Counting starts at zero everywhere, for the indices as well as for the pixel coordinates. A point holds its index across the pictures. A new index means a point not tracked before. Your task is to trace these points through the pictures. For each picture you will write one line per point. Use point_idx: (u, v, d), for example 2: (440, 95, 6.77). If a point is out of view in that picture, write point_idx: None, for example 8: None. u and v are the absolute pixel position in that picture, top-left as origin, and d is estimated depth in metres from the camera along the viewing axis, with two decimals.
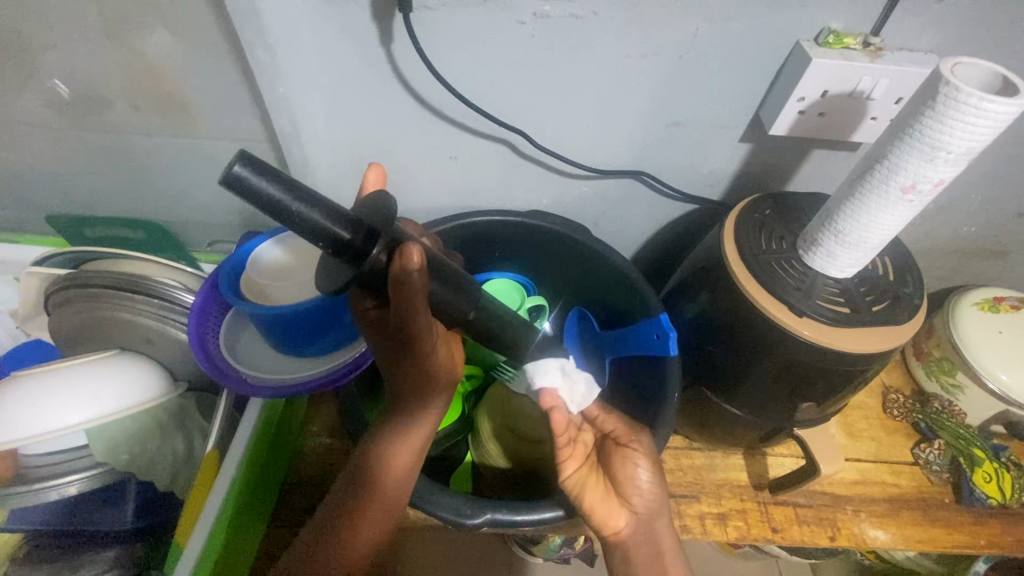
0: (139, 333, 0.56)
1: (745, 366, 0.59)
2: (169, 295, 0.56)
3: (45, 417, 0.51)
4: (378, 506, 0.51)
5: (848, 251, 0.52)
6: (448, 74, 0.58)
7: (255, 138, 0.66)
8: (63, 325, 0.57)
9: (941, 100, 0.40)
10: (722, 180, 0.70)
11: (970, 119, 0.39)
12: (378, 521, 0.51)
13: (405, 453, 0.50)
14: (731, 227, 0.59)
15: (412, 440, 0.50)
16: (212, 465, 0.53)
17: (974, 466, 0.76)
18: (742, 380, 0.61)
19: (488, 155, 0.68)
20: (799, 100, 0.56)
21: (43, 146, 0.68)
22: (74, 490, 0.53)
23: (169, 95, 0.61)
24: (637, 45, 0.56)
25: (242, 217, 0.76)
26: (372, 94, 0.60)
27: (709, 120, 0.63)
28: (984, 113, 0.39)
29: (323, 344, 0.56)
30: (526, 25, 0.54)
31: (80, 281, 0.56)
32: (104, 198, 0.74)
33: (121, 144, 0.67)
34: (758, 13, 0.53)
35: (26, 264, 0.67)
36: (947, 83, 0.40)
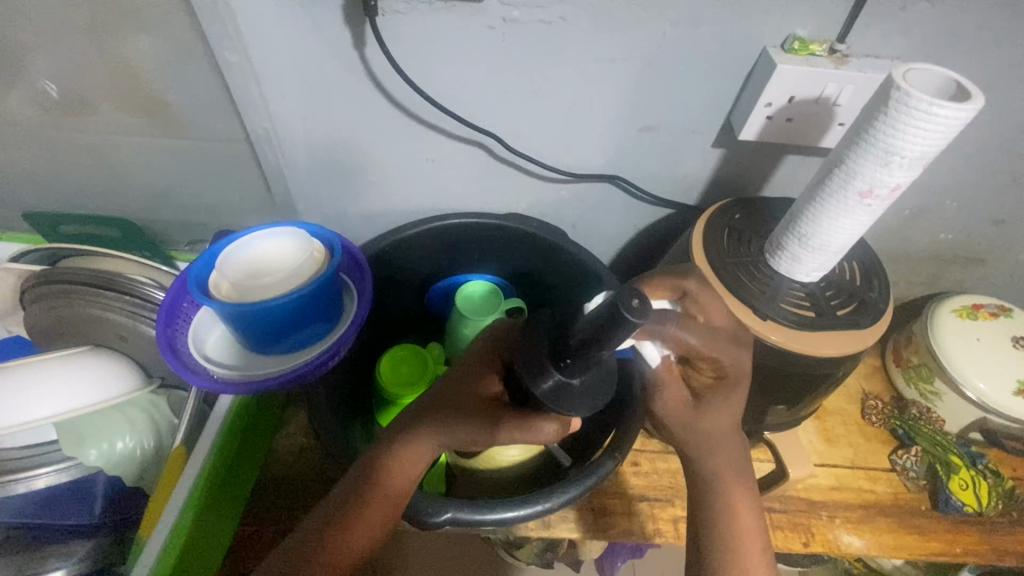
0: (111, 330, 0.57)
1: None
2: (141, 292, 0.57)
3: (13, 411, 0.51)
4: (367, 524, 0.48)
5: (812, 256, 0.52)
6: (420, 78, 0.59)
7: (235, 140, 0.66)
8: (37, 322, 0.57)
9: (893, 105, 0.40)
10: (698, 185, 0.70)
11: (921, 125, 0.40)
12: (365, 538, 0.48)
13: (402, 471, 0.48)
14: (700, 231, 0.60)
15: (413, 457, 0.48)
16: (177, 462, 0.54)
17: (950, 474, 0.75)
18: None
19: (465, 158, 0.69)
20: (766, 105, 0.57)
21: (27, 144, 0.69)
22: (42, 483, 0.53)
23: (151, 95, 0.62)
24: (607, 50, 0.57)
25: (225, 217, 0.77)
26: (347, 96, 0.61)
27: (681, 125, 0.63)
28: (936, 118, 0.39)
29: (294, 341, 0.57)
30: (496, 30, 0.55)
31: (54, 277, 0.56)
32: (89, 198, 0.75)
33: (105, 144, 0.68)
34: (725, 18, 0.53)
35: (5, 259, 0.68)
36: (897, 89, 0.40)
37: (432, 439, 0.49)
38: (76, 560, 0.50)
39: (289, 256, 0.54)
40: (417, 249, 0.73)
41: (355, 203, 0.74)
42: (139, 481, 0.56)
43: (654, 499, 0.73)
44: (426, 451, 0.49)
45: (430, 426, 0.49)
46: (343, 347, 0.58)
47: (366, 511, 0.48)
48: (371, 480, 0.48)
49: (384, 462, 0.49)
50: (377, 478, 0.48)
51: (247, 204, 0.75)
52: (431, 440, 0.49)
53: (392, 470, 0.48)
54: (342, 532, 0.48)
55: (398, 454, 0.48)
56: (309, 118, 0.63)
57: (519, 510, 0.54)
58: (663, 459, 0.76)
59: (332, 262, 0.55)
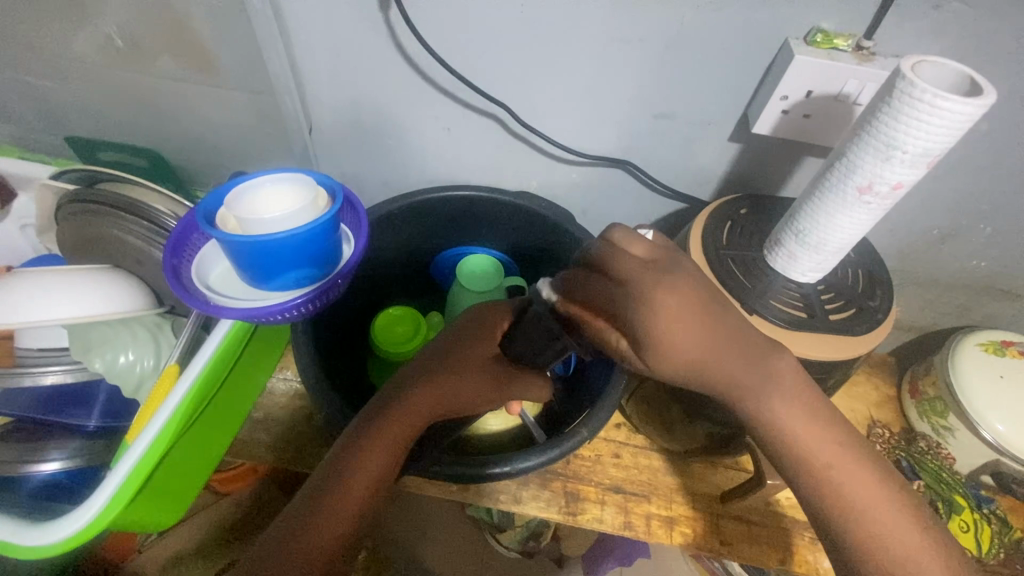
0: (130, 252, 0.61)
1: None
2: (159, 220, 0.61)
3: (33, 309, 0.56)
4: (337, 512, 0.47)
5: (809, 254, 0.51)
6: (439, 44, 0.60)
7: (263, 92, 0.70)
8: (69, 238, 0.63)
9: (897, 96, 0.39)
10: (712, 180, 0.69)
11: (924, 118, 0.38)
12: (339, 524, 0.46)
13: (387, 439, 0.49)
14: (701, 222, 0.58)
15: (381, 443, 0.49)
16: (170, 378, 0.57)
17: (952, 513, 0.71)
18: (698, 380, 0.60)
19: (481, 129, 0.70)
20: (782, 99, 0.55)
21: (80, 81, 0.74)
22: (51, 380, 0.58)
23: (188, 41, 0.66)
24: (625, 29, 0.56)
25: (252, 167, 0.81)
26: (370, 56, 0.63)
27: (697, 114, 0.62)
28: (939, 111, 0.37)
29: (289, 279, 0.59)
30: (515, 0, 0.55)
31: (85, 197, 0.61)
32: (132, 137, 0.80)
33: (147, 86, 0.72)
34: (747, 5, 0.52)
35: (33, 178, 0.69)
36: (904, 79, 0.39)
37: (403, 420, 0.50)
38: (68, 455, 0.55)
39: (291, 194, 0.56)
40: (426, 216, 0.75)
41: (374, 164, 0.76)
42: (134, 394, 0.60)
43: (630, 492, 0.72)
44: (395, 437, 0.50)
45: (397, 413, 0.51)
46: (336, 288, 0.61)
47: (338, 496, 0.47)
48: (345, 463, 0.48)
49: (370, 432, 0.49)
50: (365, 450, 0.48)
51: (271, 156, 0.78)
52: (416, 406, 0.51)
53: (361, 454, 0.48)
54: (330, 504, 0.47)
55: (368, 440, 0.49)
56: (333, 76, 0.66)
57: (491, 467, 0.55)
58: (647, 455, 0.75)
59: (333, 206, 0.57)
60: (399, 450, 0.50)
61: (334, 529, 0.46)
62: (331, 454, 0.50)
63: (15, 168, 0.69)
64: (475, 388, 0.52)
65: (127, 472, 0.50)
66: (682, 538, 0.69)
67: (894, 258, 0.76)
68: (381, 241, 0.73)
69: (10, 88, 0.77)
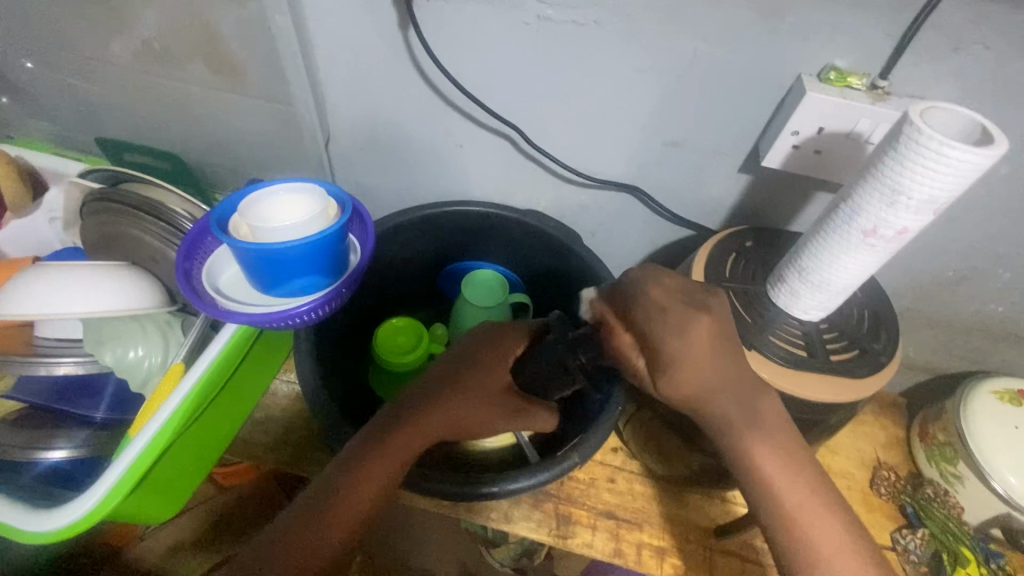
0: (147, 251, 0.63)
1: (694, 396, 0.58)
2: (176, 221, 0.63)
3: (52, 301, 0.58)
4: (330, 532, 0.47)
5: (812, 293, 0.50)
6: (455, 64, 0.62)
7: (285, 103, 0.72)
8: (91, 234, 0.65)
9: (904, 141, 0.38)
10: (721, 209, 0.69)
11: (931, 165, 0.38)
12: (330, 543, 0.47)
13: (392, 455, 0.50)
14: (705, 253, 0.58)
15: (379, 467, 0.49)
16: (176, 375, 0.59)
17: (957, 565, 0.68)
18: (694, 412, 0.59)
19: (493, 148, 0.71)
20: (793, 134, 0.55)
21: (114, 85, 0.77)
22: (65, 370, 0.60)
23: (217, 52, 0.68)
24: (638, 59, 0.57)
25: (271, 174, 0.83)
26: (388, 73, 0.65)
27: (708, 144, 0.62)
28: (946, 160, 0.37)
29: (296, 287, 0.61)
30: (531, 26, 0.56)
31: (108, 196, 0.64)
32: (159, 140, 0.83)
33: (176, 92, 0.75)
34: (761, 40, 0.52)
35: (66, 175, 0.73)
36: (912, 125, 0.38)
37: (408, 435, 0.51)
38: (75, 444, 0.57)
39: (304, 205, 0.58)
40: (435, 229, 0.76)
41: (389, 176, 0.78)
42: (143, 388, 0.62)
43: (623, 519, 0.71)
44: (392, 460, 0.50)
45: (399, 438, 0.51)
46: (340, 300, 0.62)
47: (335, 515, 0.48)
48: (343, 483, 0.49)
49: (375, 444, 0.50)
50: (367, 463, 0.49)
51: (290, 164, 0.80)
52: (428, 424, 0.53)
53: (361, 473, 0.49)
54: (331, 511, 0.48)
55: (368, 462, 0.49)
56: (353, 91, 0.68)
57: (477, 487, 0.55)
58: (642, 482, 0.74)
59: (341, 218, 0.59)
60: (403, 465, 0.50)
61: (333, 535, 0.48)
62: (328, 472, 0.50)
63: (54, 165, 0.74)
64: (502, 420, 0.56)
65: (128, 467, 0.52)
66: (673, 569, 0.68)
67: (908, 298, 0.74)
68: (390, 252, 0.74)
69: (51, 87, 0.81)
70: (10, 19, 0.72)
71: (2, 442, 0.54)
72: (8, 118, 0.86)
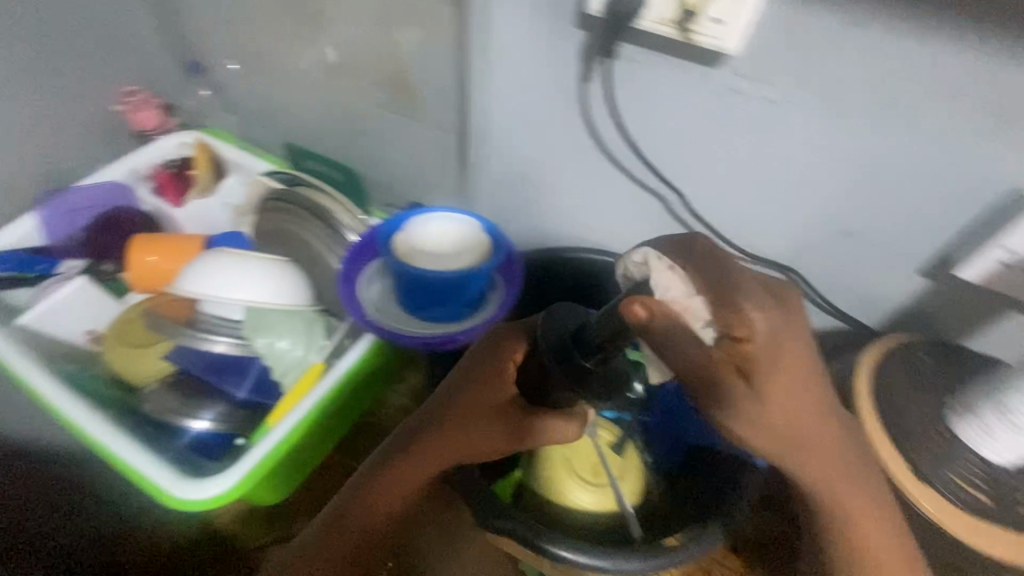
0: (310, 252, 0.68)
1: None
2: (340, 229, 0.68)
3: (222, 284, 0.64)
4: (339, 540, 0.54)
5: (1009, 432, 0.45)
6: (629, 121, 0.62)
7: (447, 133, 0.75)
8: (263, 227, 0.71)
9: None
10: (885, 308, 0.63)
11: None
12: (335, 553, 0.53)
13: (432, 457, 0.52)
14: (872, 358, 0.53)
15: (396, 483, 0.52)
16: (315, 373, 0.63)
17: None
18: None
19: (642, 206, 0.69)
20: (1003, 249, 0.50)
21: (298, 94, 0.85)
22: (217, 348, 0.65)
23: (398, 79, 0.73)
24: (832, 142, 0.54)
25: (414, 194, 0.87)
26: (557, 120, 0.66)
27: (889, 240, 0.58)
28: None
29: (434, 313, 0.63)
30: (720, 96, 0.55)
31: (286, 196, 0.69)
32: (322, 148, 0.90)
33: (351, 108, 0.81)
34: (985, 144, 0.48)
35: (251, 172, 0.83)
36: None
37: (442, 434, 0.51)
38: (217, 418, 0.62)
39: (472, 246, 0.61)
40: None
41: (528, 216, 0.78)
42: (283, 377, 0.67)
43: None
44: (410, 478, 0.53)
45: (436, 440, 0.52)
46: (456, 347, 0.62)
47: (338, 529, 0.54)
48: (382, 474, 0.53)
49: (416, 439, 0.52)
50: (407, 456, 0.52)
51: (436, 188, 0.83)
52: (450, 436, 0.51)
53: (394, 469, 0.52)
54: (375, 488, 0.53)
55: (398, 460, 0.52)
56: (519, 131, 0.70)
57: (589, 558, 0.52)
58: None
59: (492, 260, 0.60)
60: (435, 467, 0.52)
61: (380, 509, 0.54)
62: (352, 483, 0.55)
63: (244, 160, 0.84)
64: (496, 435, 0.50)
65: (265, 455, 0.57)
66: None
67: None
68: None
69: (243, 89, 0.89)
70: (230, 29, 0.82)
71: (164, 403, 0.62)
72: (196, 110, 0.96)
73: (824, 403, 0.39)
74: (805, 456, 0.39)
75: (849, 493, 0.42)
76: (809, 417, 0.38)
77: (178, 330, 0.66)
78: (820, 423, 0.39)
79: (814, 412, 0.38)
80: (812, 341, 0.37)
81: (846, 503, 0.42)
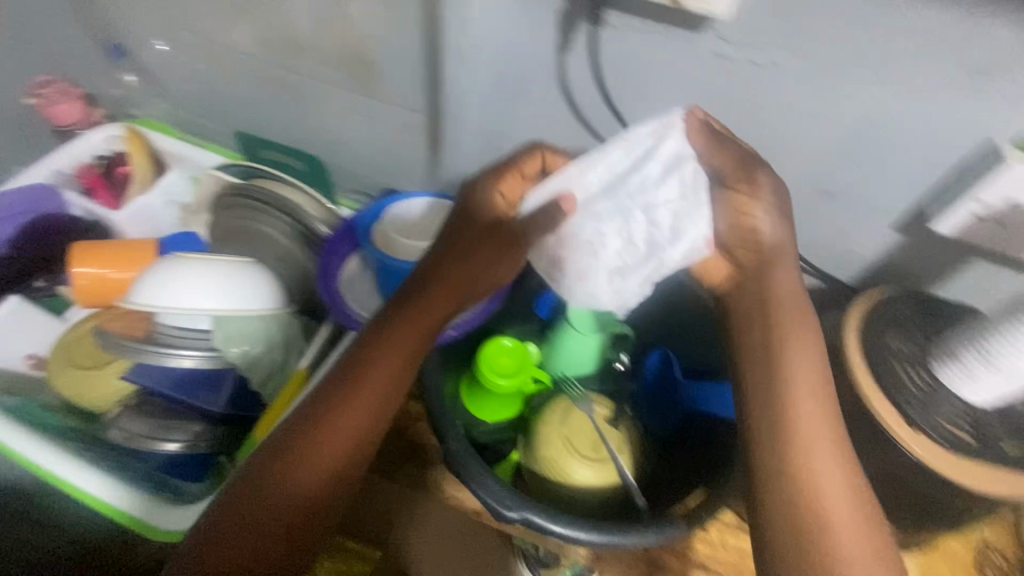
0: (275, 250, 0.65)
1: None
2: (308, 223, 0.65)
3: (176, 298, 0.59)
4: (301, 484, 0.45)
5: (990, 375, 0.47)
6: (611, 91, 0.58)
7: (415, 109, 0.70)
8: (218, 226, 0.67)
9: None
10: (860, 267, 0.64)
11: None
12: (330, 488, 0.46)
13: (388, 360, 0.50)
14: (857, 319, 0.54)
15: (356, 414, 0.47)
16: (297, 382, 0.60)
17: None
18: None
19: None
20: (977, 202, 0.51)
21: (237, 73, 0.76)
22: (186, 363, 0.61)
23: (351, 49, 0.66)
24: (810, 102, 0.53)
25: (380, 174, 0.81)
26: (530, 89, 0.61)
27: (867, 199, 0.58)
28: None
29: None
30: (699, 59, 0.54)
31: (247, 191, 0.65)
32: (273, 131, 0.82)
33: (296, 84, 0.73)
34: (957, 97, 0.48)
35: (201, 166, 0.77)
36: None
37: (407, 323, 0.51)
38: (190, 439, 0.59)
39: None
40: None
41: None
42: (262, 385, 0.63)
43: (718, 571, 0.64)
44: (368, 399, 0.48)
45: (394, 335, 0.51)
46: (435, 341, 0.59)
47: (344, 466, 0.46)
48: (341, 388, 0.48)
49: (371, 350, 0.50)
50: (363, 381, 0.49)
51: (400, 169, 0.77)
52: (411, 316, 0.51)
53: (360, 378, 0.49)
54: (321, 436, 0.47)
55: (367, 372, 0.49)
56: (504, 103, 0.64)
57: (598, 534, 0.53)
58: (735, 534, 0.66)
59: None
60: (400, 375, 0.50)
61: (334, 450, 0.46)
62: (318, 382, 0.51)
63: (191, 154, 0.78)
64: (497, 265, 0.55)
65: None
66: None
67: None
68: None
69: (177, 72, 0.81)
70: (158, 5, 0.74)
71: (132, 431, 0.59)
72: (128, 93, 0.87)
73: (825, 434, 0.46)
74: (797, 420, 0.46)
75: (845, 534, 0.42)
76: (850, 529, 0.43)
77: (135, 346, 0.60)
78: (843, 494, 0.44)
79: (837, 465, 0.45)
80: (820, 352, 0.48)
81: (854, 474, 0.44)
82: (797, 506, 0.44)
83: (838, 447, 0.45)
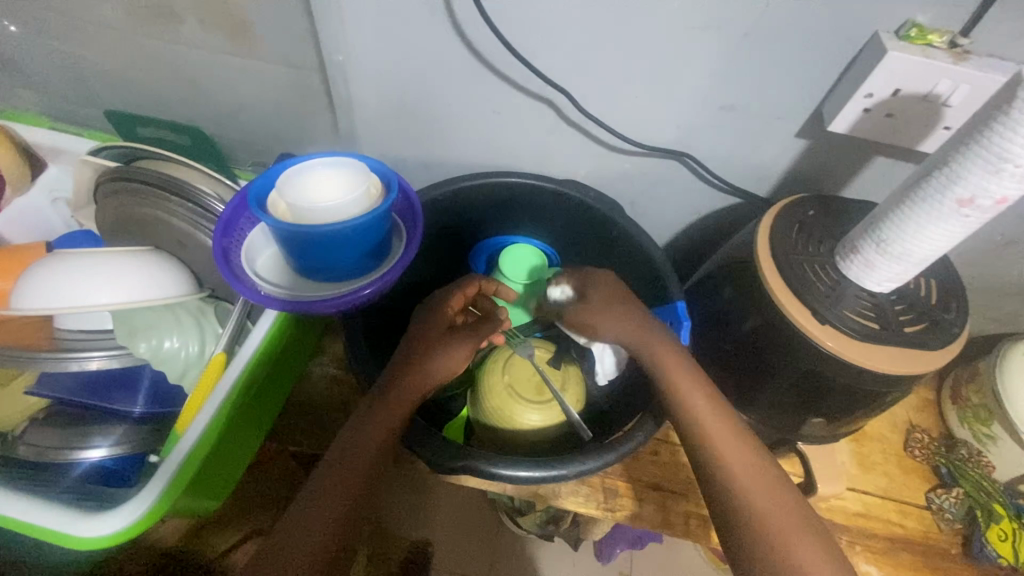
0: (172, 235, 0.62)
1: (770, 363, 0.56)
2: (203, 202, 0.61)
3: (72, 298, 0.56)
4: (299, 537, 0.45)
5: (888, 264, 0.49)
6: (502, 26, 0.56)
7: (306, 67, 0.65)
8: (108, 216, 0.63)
9: (981, 142, 0.40)
10: (772, 176, 0.66)
11: (993, 174, 0.40)
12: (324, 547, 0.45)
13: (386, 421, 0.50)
14: (768, 226, 0.56)
15: (355, 462, 0.48)
16: (218, 366, 0.58)
17: (991, 522, 0.64)
18: (763, 376, 0.58)
19: (534, 115, 0.65)
20: (866, 96, 0.52)
21: (105, 49, 0.69)
22: (94, 365, 0.58)
23: (221, 8, 0.61)
24: (701, 15, 0.52)
25: (287, 141, 0.77)
26: (419, 33, 0.58)
27: (769, 108, 0.59)
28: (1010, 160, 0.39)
29: (343, 260, 0.56)
30: None
31: (127, 175, 0.61)
32: (163, 109, 0.76)
33: (173, 55, 0.67)
34: None
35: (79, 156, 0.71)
36: (991, 125, 0.39)
37: (406, 394, 0.52)
38: (114, 441, 0.56)
39: (368, 193, 0.55)
40: (467, 205, 0.70)
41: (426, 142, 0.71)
42: (182, 376, 0.60)
43: (666, 489, 0.66)
44: (366, 452, 0.49)
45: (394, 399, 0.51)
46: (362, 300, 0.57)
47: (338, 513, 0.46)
48: (347, 454, 0.49)
49: (374, 410, 0.51)
50: (369, 430, 0.49)
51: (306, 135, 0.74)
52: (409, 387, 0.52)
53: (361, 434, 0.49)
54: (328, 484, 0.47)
55: (368, 425, 0.50)
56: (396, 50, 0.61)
57: (537, 471, 0.52)
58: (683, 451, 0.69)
59: (388, 198, 0.55)
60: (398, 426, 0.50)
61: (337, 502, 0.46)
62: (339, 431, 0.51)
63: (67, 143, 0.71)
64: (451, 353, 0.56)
65: (186, 457, 0.52)
66: (714, 544, 0.64)
67: (952, 250, 0.67)
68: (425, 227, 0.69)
69: (37, 55, 0.73)
70: None
71: (41, 444, 0.55)
72: None
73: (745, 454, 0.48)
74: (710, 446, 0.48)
75: (799, 551, 0.42)
76: (793, 534, 0.43)
77: (33, 356, 0.57)
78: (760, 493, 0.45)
79: (768, 485, 0.46)
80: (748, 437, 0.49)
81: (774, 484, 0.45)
82: (751, 526, 0.44)
83: (760, 471, 0.46)
